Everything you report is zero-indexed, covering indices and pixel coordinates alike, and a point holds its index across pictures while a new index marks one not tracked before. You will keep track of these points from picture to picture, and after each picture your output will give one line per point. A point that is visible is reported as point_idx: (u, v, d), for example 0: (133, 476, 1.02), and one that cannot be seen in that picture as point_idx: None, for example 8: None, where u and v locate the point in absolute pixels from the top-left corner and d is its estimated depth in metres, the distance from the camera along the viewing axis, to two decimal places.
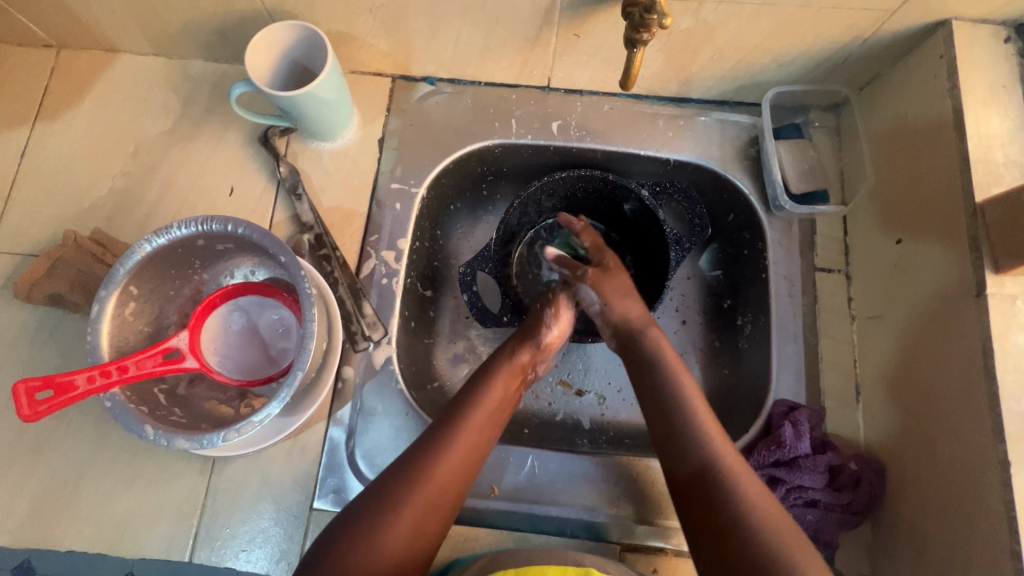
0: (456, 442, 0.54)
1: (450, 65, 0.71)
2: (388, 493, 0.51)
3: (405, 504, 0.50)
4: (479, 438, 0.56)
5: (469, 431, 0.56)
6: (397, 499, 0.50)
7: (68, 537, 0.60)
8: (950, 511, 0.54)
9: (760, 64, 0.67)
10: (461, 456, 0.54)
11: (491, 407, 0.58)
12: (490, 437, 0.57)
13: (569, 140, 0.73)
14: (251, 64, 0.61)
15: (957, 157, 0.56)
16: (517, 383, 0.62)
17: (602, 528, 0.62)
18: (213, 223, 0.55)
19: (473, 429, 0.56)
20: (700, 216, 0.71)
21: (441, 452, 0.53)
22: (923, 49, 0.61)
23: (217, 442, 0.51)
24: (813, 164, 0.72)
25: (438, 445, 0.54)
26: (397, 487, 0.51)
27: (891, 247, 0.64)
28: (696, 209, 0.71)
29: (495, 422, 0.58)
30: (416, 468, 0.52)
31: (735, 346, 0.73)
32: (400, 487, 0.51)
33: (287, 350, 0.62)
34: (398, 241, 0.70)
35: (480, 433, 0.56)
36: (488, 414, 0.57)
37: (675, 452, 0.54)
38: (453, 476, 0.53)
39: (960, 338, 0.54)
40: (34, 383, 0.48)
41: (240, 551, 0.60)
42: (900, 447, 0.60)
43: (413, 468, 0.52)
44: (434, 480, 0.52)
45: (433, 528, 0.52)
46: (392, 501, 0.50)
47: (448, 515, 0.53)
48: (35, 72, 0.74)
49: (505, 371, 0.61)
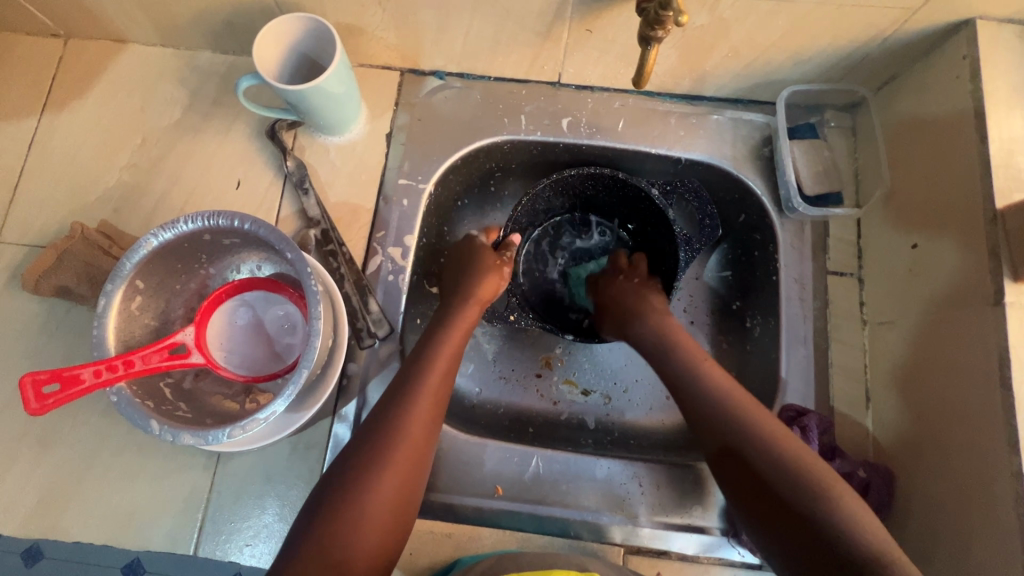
0: (417, 400, 0.54)
1: (460, 59, 0.70)
2: (363, 468, 0.50)
3: (381, 473, 0.50)
4: (437, 392, 0.56)
5: (428, 388, 0.55)
6: (372, 471, 0.50)
7: (75, 527, 0.60)
8: (960, 521, 0.53)
9: (776, 62, 0.65)
10: (426, 411, 0.54)
11: (447, 361, 0.58)
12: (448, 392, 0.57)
13: (579, 137, 0.72)
14: (258, 56, 0.60)
15: (978, 161, 0.55)
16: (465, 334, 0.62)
17: (605, 530, 0.62)
18: (220, 218, 0.55)
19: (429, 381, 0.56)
20: (710, 217, 0.69)
21: (405, 414, 0.53)
22: (944, 49, 0.60)
23: (222, 438, 0.51)
24: (827, 165, 0.71)
25: (402, 404, 0.54)
26: (370, 455, 0.51)
27: (906, 251, 0.63)
28: (706, 210, 0.69)
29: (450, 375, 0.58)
30: (386, 431, 0.52)
31: (743, 349, 0.73)
32: (372, 456, 0.51)
33: (292, 346, 0.62)
34: (405, 237, 0.69)
35: (439, 390, 0.56)
36: (444, 368, 0.58)
37: (716, 436, 0.55)
38: (418, 437, 0.53)
39: (975, 346, 0.53)
40: (41, 376, 0.48)
41: (245, 545, 0.60)
42: (910, 454, 0.59)
43: (385, 434, 0.52)
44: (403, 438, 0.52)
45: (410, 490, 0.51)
46: (365, 471, 0.50)
47: (424, 472, 0.53)
48: (43, 62, 0.73)
49: (455, 327, 0.62)
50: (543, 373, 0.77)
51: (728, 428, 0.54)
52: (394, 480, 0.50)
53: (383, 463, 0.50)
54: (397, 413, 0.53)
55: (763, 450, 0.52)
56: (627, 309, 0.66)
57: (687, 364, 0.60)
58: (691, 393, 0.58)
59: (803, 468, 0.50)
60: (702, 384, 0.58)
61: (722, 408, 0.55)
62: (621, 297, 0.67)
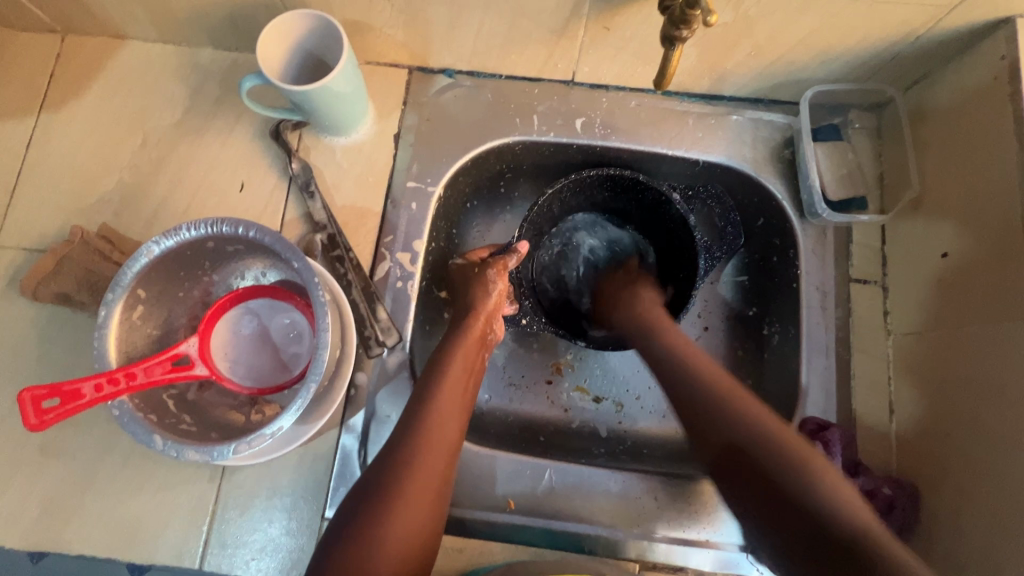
0: (432, 422, 0.54)
1: (470, 56, 0.68)
2: (379, 494, 0.49)
3: (398, 496, 0.49)
4: (454, 414, 0.56)
5: (441, 410, 0.55)
6: (393, 496, 0.49)
7: (77, 540, 0.59)
8: (992, 544, 0.51)
9: (801, 61, 0.63)
10: (444, 436, 0.54)
11: (463, 379, 0.58)
12: (464, 412, 0.57)
13: (593, 138, 0.70)
14: (262, 55, 0.58)
15: (1016, 166, 0.52)
16: (479, 348, 0.61)
17: (620, 545, 0.60)
18: (223, 225, 0.53)
19: (445, 400, 0.56)
20: (732, 224, 0.70)
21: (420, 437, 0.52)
22: (980, 48, 0.57)
23: (228, 454, 0.50)
24: (851, 169, 0.68)
25: (418, 426, 0.53)
26: (387, 479, 0.50)
27: (935, 260, 0.61)
28: (729, 217, 0.70)
29: (465, 397, 0.58)
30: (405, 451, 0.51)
31: (761, 357, 0.71)
32: (392, 480, 0.50)
33: (299, 355, 0.60)
34: (414, 242, 0.67)
35: (452, 410, 0.55)
36: (461, 387, 0.57)
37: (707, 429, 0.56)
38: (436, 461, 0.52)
39: (1012, 361, 0.51)
40: (40, 391, 0.47)
41: (250, 559, 0.59)
42: (937, 472, 0.57)
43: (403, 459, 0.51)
44: (421, 460, 0.51)
45: (432, 508, 0.51)
46: (386, 493, 0.49)
47: (445, 496, 0.53)
48: (40, 59, 0.71)
49: (461, 345, 0.60)
50: (554, 380, 0.75)
51: (727, 429, 0.54)
52: (416, 504, 0.50)
53: (401, 484, 0.50)
54: (412, 437, 0.52)
55: (763, 452, 0.52)
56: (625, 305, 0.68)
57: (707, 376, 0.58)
58: (689, 394, 0.58)
59: (805, 471, 0.50)
60: (699, 384, 0.57)
61: (714, 401, 0.56)
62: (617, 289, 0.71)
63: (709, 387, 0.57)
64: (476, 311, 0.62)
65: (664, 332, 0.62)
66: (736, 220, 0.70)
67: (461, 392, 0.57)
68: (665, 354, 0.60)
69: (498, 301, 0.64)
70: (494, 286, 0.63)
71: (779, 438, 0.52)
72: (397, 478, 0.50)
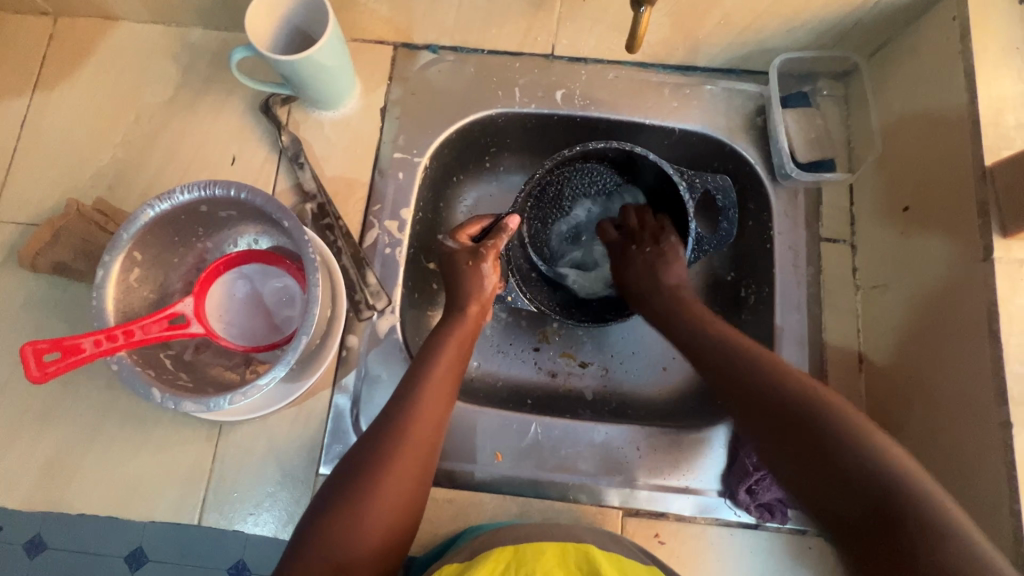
0: (424, 398, 0.53)
1: (453, 30, 0.70)
2: (368, 463, 0.49)
3: (385, 471, 0.48)
4: (438, 406, 0.54)
5: (429, 389, 0.54)
6: (378, 465, 0.49)
7: (78, 500, 0.61)
8: (949, 474, 0.54)
9: (769, 29, 0.66)
10: (427, 424, 0.52)
11: (448, 368, 0.56)
12: (452, 393, 0.56)
13: (573, 108, 0.72)
14: (251, 27, 0.60)
15: (969, 119, 0.55)
16: (469, 342, 0.60)
17: (604, 493, 0.63)
18: (215, 188, 0.55)
19: (432, 389, 0.54)
20: (729, 221, 0.68)
21: (411, 402, 0.52)
22: (934, 12, 0.60)
23: (223, 405, 0.52)
24: (820, 133, 0.71)
25: (405, 403, 0.52)
26: (374, 454, 0.49)
27: (898, 215, 0.64)
28: (728, 211, 0.68)
29: (451, 389, 0.56)
30: (396, 423, 0.51)
31: (739, 317, 0.74)
32: (380, 452, 0.49)
33: (291, 318, 0.62)
34: (402, 210, 0.70)
35: (440, 397, 0.54)
36: (445, 381, 0.55)
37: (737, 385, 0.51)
38: (418, 452, 0.50)
39: (966, 303, 0.54)
40: (42, 345, 0.48)
41: (249, 514, 0.61)
42: (903, 413, 0.61)
43: (391, 431, 0.51)
44: (405, 442, 0.50)
45: (415, 486, 0.50)
46: (373, 467, 0.49)
47: (427, 478, 0.51)
48: (33, 40, 0.73)
49: (452, 333, 0.59)
50: (541, 346, 0.77)
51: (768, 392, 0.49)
52: (405, 476, 0.49)
53: (387, 462, 0.49)
54: (401, 403, 0.52)
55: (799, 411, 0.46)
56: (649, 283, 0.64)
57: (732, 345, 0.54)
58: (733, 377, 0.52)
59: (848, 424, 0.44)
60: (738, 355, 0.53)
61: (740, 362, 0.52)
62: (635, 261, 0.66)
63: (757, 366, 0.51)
64: (466, 298, 0.61)
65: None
66: (734, 218, 0.68)
67: (447, 381, 0.55)
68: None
69: (491, 292, 0.63)
70: (489, 276, 0.61)
71: (822, 398, 0.47)
72: (384, 448, 0.49)
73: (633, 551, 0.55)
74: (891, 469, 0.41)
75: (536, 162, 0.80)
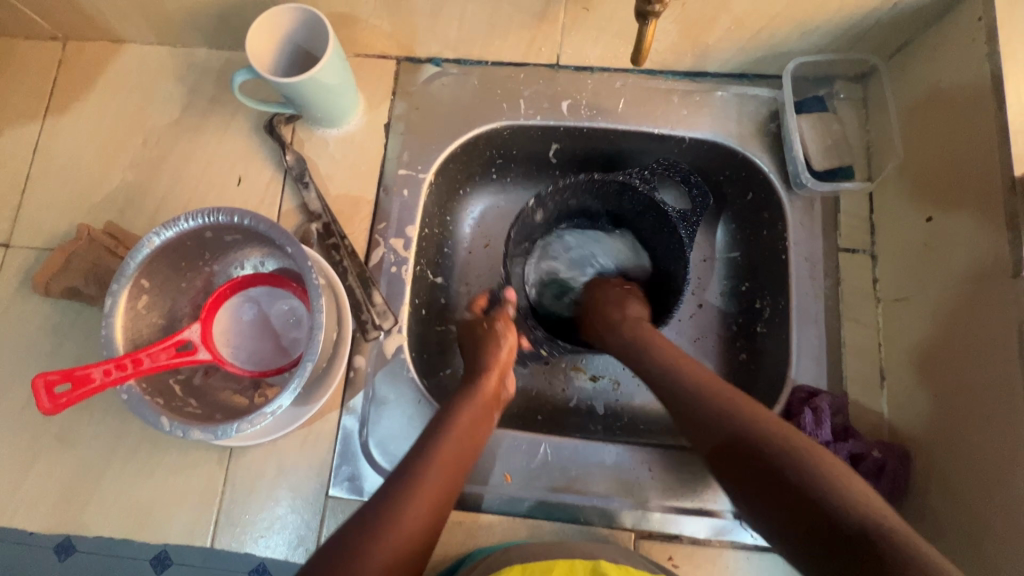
0: (434, 460, 0.53)
1: (456, 43, 0.69)
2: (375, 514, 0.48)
3: (389, 523, 0.48)
4: (448, 471, 0.53)
5: (442, 456, 0.53)
6: (385, 514, 0.48)
7: (94, 522, 0.62)
8: (977, 499, 0.52)
9: (781, 33, 0.63)
10: (436, 487, 0.52)
11: (466, 433, 0.56)
12: (464, 467, 0.55)
13: (580, 119, 0.71)
14: (252, 49, 0.60)
15: (996, 126, 0.52)
16: (490, 413, 0.59)
17: (616, 514, 0.62)
18: (219, 215, 0.55)
19: (447, 452, 0.54)
20: (696, 185, 0.70)
21: (422, 462, 0.53)
22: (957, 12, 0.58)
23: (231, 433, 0.51)
24: (837, 139, 0.69)
25: (420, 462, 0.53)
26: (381, 506, 0.49)
27: (920, 225, 0.61)
28: (689, 179, 0.70)
29: (465, 459, 0.55)
30: (405, 480, 0.51)
31: (754, 330, 0.71)
32: (387, 506, 0.49)
33: (298, 340, 0.62)
34: (407, 228, 0.69)
35: (451, 462, 0.53)
36: (457, 447, 0.55)
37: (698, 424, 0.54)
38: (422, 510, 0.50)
39: (996, 323, 0.51)
40: (53, 376, 0.49)
41: (259, 536, 0.61)
42: (928, 433, 0.58)
43: (400, 486, 0.50)
44: (414, 496, 0.50)
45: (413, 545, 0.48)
46: (379, 517, 0.48)
47: (427, 542, 0.50)
48: (43, 65, 0.74)
49: (473, 399, 0.59)
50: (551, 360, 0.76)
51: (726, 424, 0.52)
52: (406, 533, 0.48)
53: (393, 519, 0.48)
54: (415, 460, 0.53)
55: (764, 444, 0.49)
56: (606, 315, 0.65)
57: (694, 376, 0.56)
58: (724, 436, 0.52)
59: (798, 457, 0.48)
60: (692, 388, 0.55)
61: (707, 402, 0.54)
62: (602, 300, 0.67)
63: (723, 407, 0.53)
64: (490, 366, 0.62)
65: (664, 362, 0.58)
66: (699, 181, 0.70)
67: (464, 447, 0.55)
68: (670, 379, 0.57)
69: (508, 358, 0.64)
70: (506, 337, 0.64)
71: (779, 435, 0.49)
72: (393, 503, 0.49)
73: (643, 562, 0.56)
74: (870, 516, 0.43)
75: (542, 174, 0.79)
